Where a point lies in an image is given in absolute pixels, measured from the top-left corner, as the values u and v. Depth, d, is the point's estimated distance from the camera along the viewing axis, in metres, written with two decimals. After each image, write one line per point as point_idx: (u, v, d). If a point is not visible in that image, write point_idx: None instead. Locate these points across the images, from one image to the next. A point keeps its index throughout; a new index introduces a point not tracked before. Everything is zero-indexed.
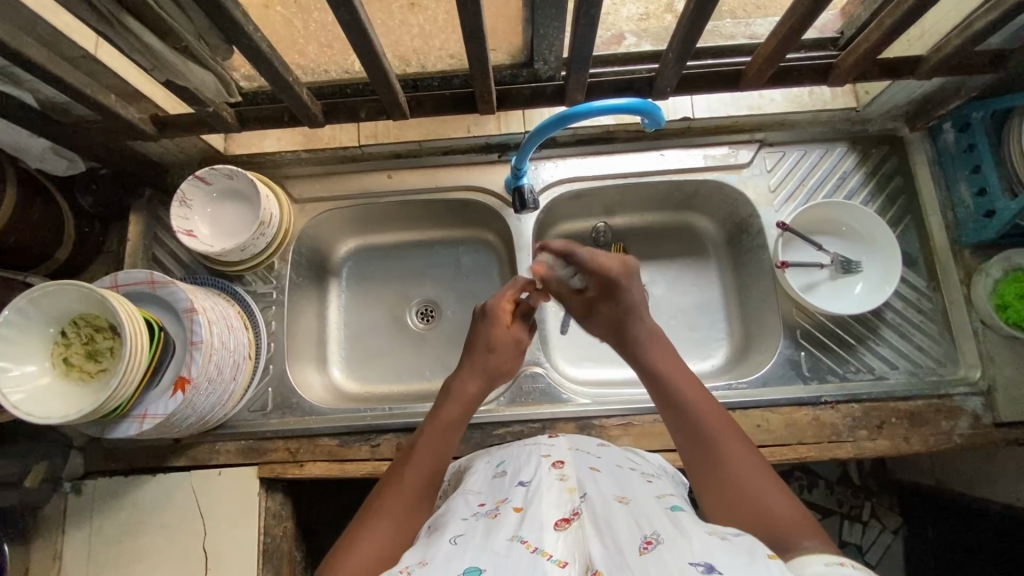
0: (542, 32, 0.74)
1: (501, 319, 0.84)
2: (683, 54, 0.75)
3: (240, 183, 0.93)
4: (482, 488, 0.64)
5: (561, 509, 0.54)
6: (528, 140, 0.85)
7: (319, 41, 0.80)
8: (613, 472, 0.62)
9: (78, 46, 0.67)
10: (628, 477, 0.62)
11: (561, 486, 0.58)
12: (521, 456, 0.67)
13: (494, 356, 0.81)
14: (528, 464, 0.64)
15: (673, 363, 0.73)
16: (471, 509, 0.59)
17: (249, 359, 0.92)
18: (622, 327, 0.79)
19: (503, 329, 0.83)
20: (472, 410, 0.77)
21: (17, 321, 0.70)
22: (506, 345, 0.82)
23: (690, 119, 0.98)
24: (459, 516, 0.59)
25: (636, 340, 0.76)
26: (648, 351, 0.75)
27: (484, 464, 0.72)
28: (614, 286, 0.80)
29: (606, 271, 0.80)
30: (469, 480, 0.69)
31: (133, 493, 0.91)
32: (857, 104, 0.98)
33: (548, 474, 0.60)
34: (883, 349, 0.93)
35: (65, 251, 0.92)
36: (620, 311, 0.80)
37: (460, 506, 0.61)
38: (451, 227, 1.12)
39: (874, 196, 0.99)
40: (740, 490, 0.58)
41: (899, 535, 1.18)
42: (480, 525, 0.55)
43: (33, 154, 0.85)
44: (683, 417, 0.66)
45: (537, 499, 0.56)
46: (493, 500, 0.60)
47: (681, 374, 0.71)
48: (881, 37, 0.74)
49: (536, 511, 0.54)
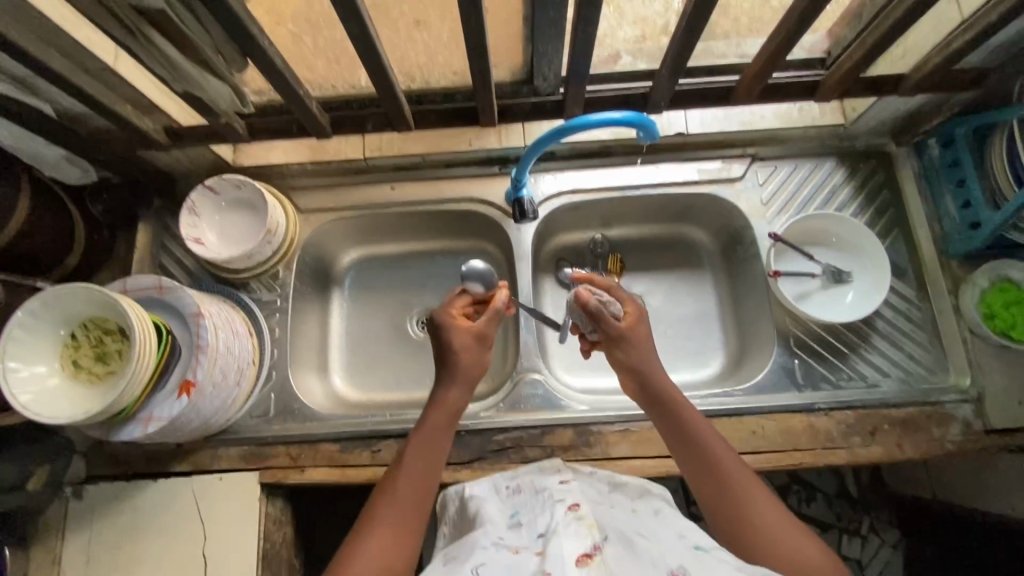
0: (541, 50, 0.78)
1: (456, 323, 0.81)
2: (675, 69, 0.79)
3: (247, 193, 0.96)
4: (499, 526, 0.65)
5: (582, 542, 0.55)
6: (527, 152, 0.89)
7: (327, 57, 0.85)
8: (630, 515, 0.63)
9: (98, 59, 0.71)
10: (650, 521, 0.62)
11: (579, 522, 0.58)
12: (536, 504, 0.67)
13: (463, 358, 0.79)
14: (544, 510, 0.64)
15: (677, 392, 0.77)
16: (490, 544, 0.61)
17: (252, 365, 0.94)
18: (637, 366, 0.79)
19: (462, 333, 0.80)
20: (462, 416, 0.79)
21: (29, 323, 0.72)
22: (467, 347, 0.80)
23: (685, 134, 1.02)
24: (480, 547, 0.60)
25: (655, 370, 0.79)
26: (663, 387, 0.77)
27: (496, 508, 0.71)
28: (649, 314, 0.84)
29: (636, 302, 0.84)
30: (483, 515, 0.69)
31: (135, 497, 0.92)
32: (844, 121, 1.01)
33: (564, 516, 0.60)
34: (874, 357, 0.95)
35: (75, 258, 0.95)
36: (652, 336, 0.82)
37: (478, 537, 0.63)
38: (452, 238, 1.15)
39: (863, 209, 1.02)
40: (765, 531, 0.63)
41: (898, 551, 1.20)
42: (501, 561, 0.56)
43: (48, 163, 0.87)
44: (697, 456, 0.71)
45: (555, 536, 0.57)
46: (512, 541, 0.61)
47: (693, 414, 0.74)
48: (863, 55, 0.78)
49: (557, 548, 0.55)
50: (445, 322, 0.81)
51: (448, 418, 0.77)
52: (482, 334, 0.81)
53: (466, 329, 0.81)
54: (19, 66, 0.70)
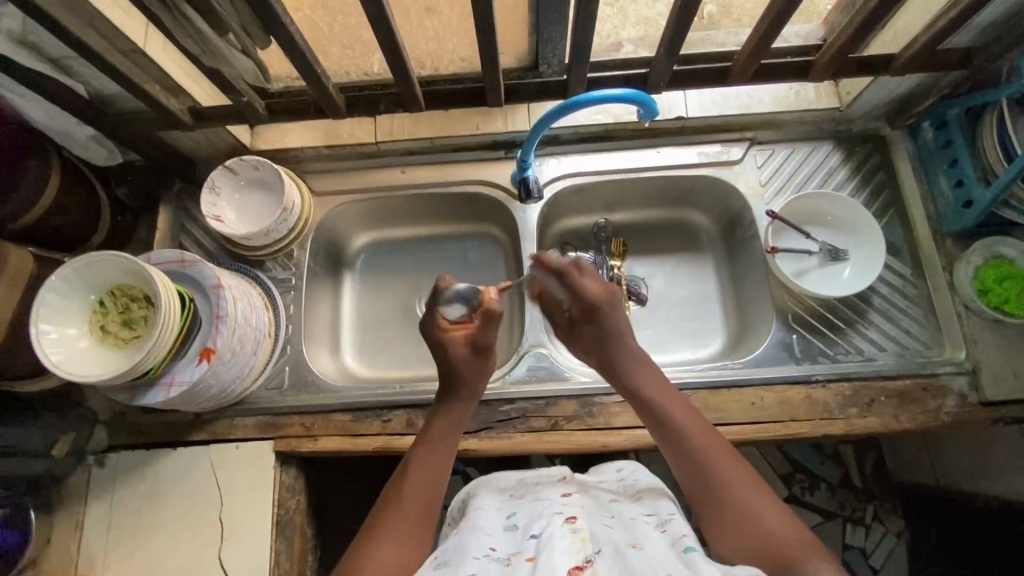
0: (546, 36, 0.83)
1: (447, 339, 0.84)
2: (673, 47, 0.82)
3: (265, 174, 1.01)
4: (495, 527, 0.67)
5: (573, 556, 0.58)
6: (532, 132, 0.92)
7: (343, 43, 0.91)
8: (625, 525, 0.64)
9: (129, 39, 0.75)
10: (640, 525, 0.64)
11: (574, 536, 0.60)
12: (536, 509, 0.68)
13: (458, 372, 0.83)
14: (541, 517, 0.65)
15: (658, 385, 0.80)
16: (484, 549, 0.63)
17: (268, 337, 0.98)
18: (606, 354, 0.83)
19: (457, 348, 0.83)
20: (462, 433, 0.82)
21: (61, 289, 0.77)
22: (466, 361, 0.83)
23: (684, 118, 1.05)
24: (471, 554, 0.62)
25: (625, 361, 0.82)
26: (641, 383, 0.80)
27: (492, 506, 0.72)
28: (597, 312, 0.84)
29: (590, 297, 0.83)
30: (478, 517, 0.69)
31: (156, 464, 0.95)
32: (840, 104, 1.04)
33: (560, 527, 0.62)
34: (871, 332, 0.98)
35: (100, 237, 0.99)
36: (598, 338, 0.84)
37: (470, 541, 0.64)
38: (460, 222, 1.18)
39: (859, 189, 1.05)
40: (739, 522, 0.66)
41: (902, 538, 1.23)
42: (495, 572, 0.59)
43: (78, 142, 0.90)
44: (676, 448, 0.74)
45: (549, 546, 0.59)
46: (505, 548, 0.63)
47: (678, 410, 0.77)
48: (853, 34, 0.81)
49: (550, 561, 0.57)
50: (437, 333, 0.84)
51: (451, 428, 0.80)
52: (479, 344, 0.83)
53: (462, 341, 0.84)
54: (59, 45, 0.75)
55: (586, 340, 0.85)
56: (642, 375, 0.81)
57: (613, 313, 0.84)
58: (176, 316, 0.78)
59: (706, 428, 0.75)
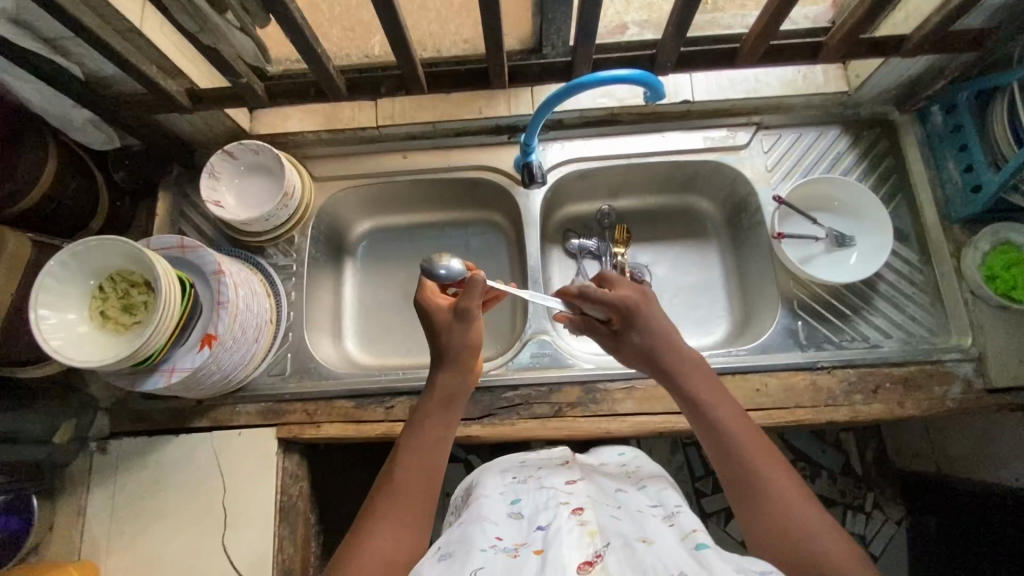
0: (550, 17, 0.81)
1: (431, 305, 0.79)
2: (681, 28, 0.80)
3: (265, 159, 0.99)
4: (499, 517, 0.66)
5: (583, 551, 0.56)
6: (535, 116, 0.91)
7: (343, 25, 0.89)
8: (632, 518, 0.64)
9: (125, 18, 0.74)
10: (648, 519, 0.63)
11: (581, 529, 0.59)
12: (539, 500, 0.67)
13: (441, 339, 0.77)
14: (546, 509, 0.65)
15: (707, 383, 0.72)
16: (489, 542, 0.61)
17: (269, 323, 0.97)
18: (657, 362, 0.74)
19: (440, 312, 0.78)
20: (456, 408, 0.76)
21: (60, 274, 0.76)
22: (448, 325, 0.77)
23: (690, 101, 1.03)
24: (477, 547, 0.60)
25: (672, 359, 0.74)
26: (687, 378, 0.72)
27: (497, 493, 0.72)
28: (634, 315, 0.76)
29: (627, 301, 0.76)
30: (481, 508, 0.68)
31: (158, 451, 0.95)
32: (848, 88, 1.02)
33: (567, 520, 0.61)
34: (877, 318, 0.97)
35: (98, 222, 0.98)
36: (644, 347, 0.75)
37: (475, 534, 0.63)
38: (462, 209, 1.17)
39: (867, 175, 1.04)
40: (785, 534, 0.60)
41: (902, 526, 1.24)
42: (501, 563, 0.56)
43: (74, 125, 0.89)
44: (721, 449, 0.67)
45: (557, 539, 0.58)
46: (510, 540, 0.62)
47: (725, 410, 0.69)
48: (865, 13, 0.79)
49: (559, 552, 0.55)
50: (422, 299, 0.80)
51: (444, 402, 0.75)
52: (460, 309, 0.77)
53: (446, 307, 0.79)
54: (54, 24, 0.73)
55: (637, 351, 0.76)
56: (688, 371, 0.73)
57: (652, 310, 0.77)
58: (175, 300, 0.77)
59: (755, 431, 0.68)
